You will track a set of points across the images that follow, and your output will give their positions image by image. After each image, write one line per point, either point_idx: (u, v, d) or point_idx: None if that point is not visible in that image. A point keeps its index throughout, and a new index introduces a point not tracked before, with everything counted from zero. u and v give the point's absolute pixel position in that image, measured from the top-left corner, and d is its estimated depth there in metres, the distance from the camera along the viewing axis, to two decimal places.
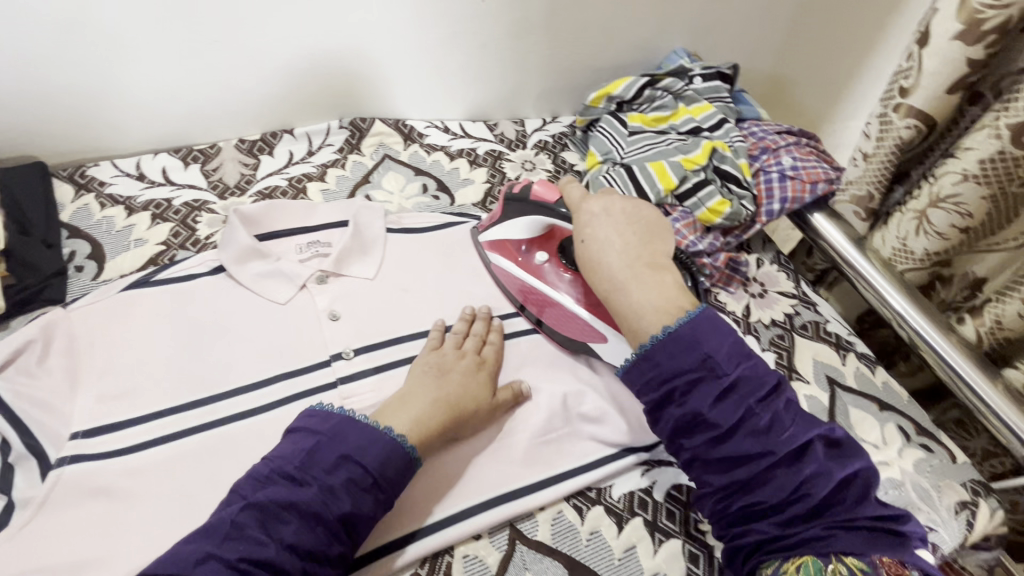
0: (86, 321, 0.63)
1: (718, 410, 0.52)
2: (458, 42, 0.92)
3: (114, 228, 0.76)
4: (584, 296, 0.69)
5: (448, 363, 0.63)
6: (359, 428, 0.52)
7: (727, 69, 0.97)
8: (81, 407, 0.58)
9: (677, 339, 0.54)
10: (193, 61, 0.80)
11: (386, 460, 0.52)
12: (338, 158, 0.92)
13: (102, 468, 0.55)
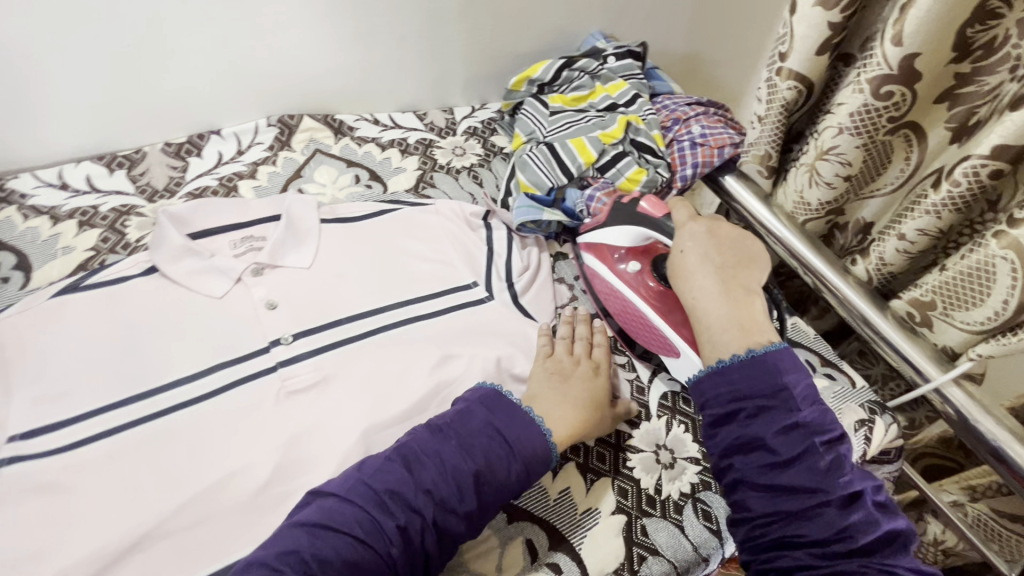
0: (18, 329, 0.64)
1: (782, 440, 0.50)
2: (378, 36, 0.94)
3: (39, 238, 0.76)
4: (672, 310, 0.70)
5: (567, 368, 0.67)
6: (521, 417, 0.59)
7: (638, 47, 1.02)
8: (16, 411, 0.58)
9: (761, 363, 0.53)
10: (107, 67, 0.80)
11: (523, 445, 0.57)
12: (269, 155, 0.93)
13: (43, 466, 0.56)
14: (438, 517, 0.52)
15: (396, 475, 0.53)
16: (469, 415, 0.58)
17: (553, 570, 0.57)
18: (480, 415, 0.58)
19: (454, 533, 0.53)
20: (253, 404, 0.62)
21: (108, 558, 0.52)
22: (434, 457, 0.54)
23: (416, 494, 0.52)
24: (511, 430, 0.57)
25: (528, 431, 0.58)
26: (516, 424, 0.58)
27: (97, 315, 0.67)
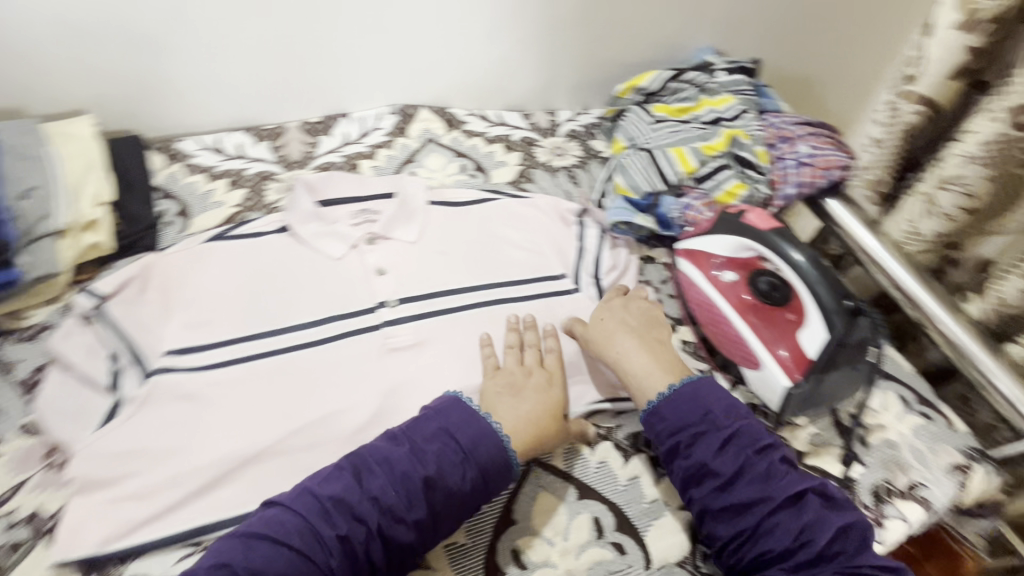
0: (170, 262, 0.73)
1: (721, 460, 0.57)
2: (500, 37, 1.01)
3: (198, 191, 0.88)
4: (763, 326, 0.70)
5: (519, 380, 0.65)
6: (474, 421, 0.59)
7: (749, 64, 1.04)
8: (171, 331, 0.68)
9: (690, 393, 0.61)
10: (268, 52, 0.91)
11: (475, 450, 0.57)
12: (388, 140, 1.02)
13: (187, 379, 0.64)
14: (385, 526, 0.53)
15: (343, 483, 0.54)
16: (418, 423, 0.59)
17: (617, 550, 0.59)
18: (434, 420, 0.59)
19: (402, 541, 0.53)
20: (360, 356, 0.69)
21: (232, 466, 0.60)
22: (381, 463, 0.55)
23: (359, 500, 0.53)
24: (463, 435, 0.57)
25: (474, 439, 0.58)
26: (464, 432, 0.58)
27: (238, 261, 0.76)
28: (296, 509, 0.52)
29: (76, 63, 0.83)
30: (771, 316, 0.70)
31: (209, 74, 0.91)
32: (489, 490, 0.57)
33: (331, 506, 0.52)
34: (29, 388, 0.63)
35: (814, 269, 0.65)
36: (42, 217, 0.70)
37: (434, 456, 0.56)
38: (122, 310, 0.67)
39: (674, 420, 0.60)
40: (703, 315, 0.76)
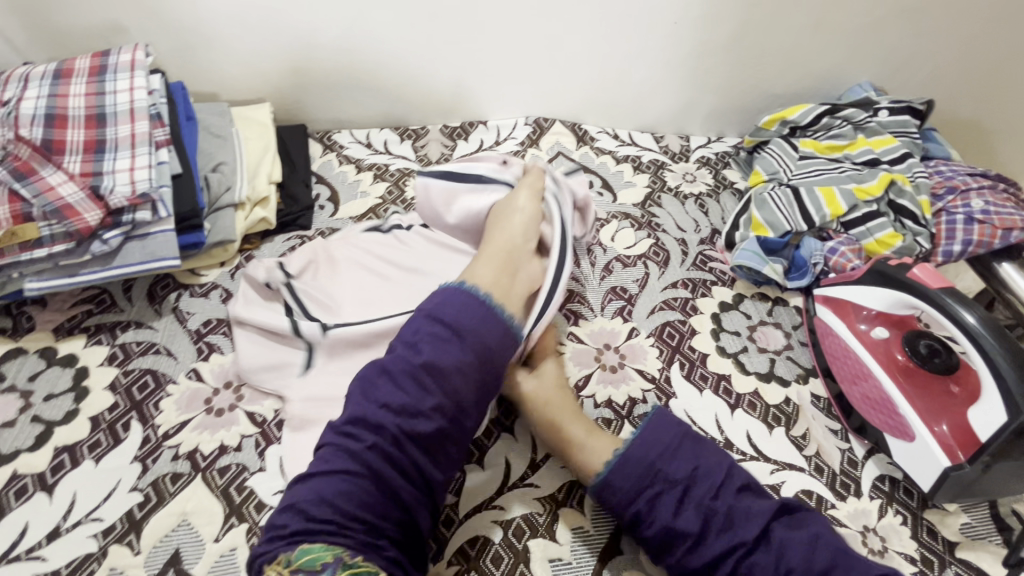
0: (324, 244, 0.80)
1: (684, 515, 0.53)
2: (645, 58, 1.01)
3: (348, 180, 0.95)
4: (918, 395, 0.64)
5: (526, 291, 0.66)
6: (477, 310, 0.57)
7: (920, 104, 0.93)
8: (340, 307, 0.68)
9: (634, 456, 0.56)
10: (428, 57, 0.97)
11: (461, 322, 0.55)
12: (520, 149, 1.05)
13: None
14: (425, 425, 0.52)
15: (402, 393, 0.51)
16: (416, 325, 0.56)
17: None
18: (431, 308, 0.57)
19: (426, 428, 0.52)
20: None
21: None
22: (381, 372, 0.53)
23: (376, 412, 0.51)
24: (462, 319, 0.55)
25: (478, 320, 0.56)
26: (468, 316, 0.56)
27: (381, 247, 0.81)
28: (363, 447, 0.50)
29: (266, 56, 0.93)
30: (927, 385, 0.64)
31: (371, 74, 0.98)
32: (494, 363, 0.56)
33: (401, 435, 0.51)
34: (198, 339, 0.71)
35: (993, 337, 0.58)
36: (227, 189, 0.79)
37: (435, 346, 0.54)
38: (303, 288, 0.70)
39: (625, 491, 0.55)
40: (841, 370, 0.70)
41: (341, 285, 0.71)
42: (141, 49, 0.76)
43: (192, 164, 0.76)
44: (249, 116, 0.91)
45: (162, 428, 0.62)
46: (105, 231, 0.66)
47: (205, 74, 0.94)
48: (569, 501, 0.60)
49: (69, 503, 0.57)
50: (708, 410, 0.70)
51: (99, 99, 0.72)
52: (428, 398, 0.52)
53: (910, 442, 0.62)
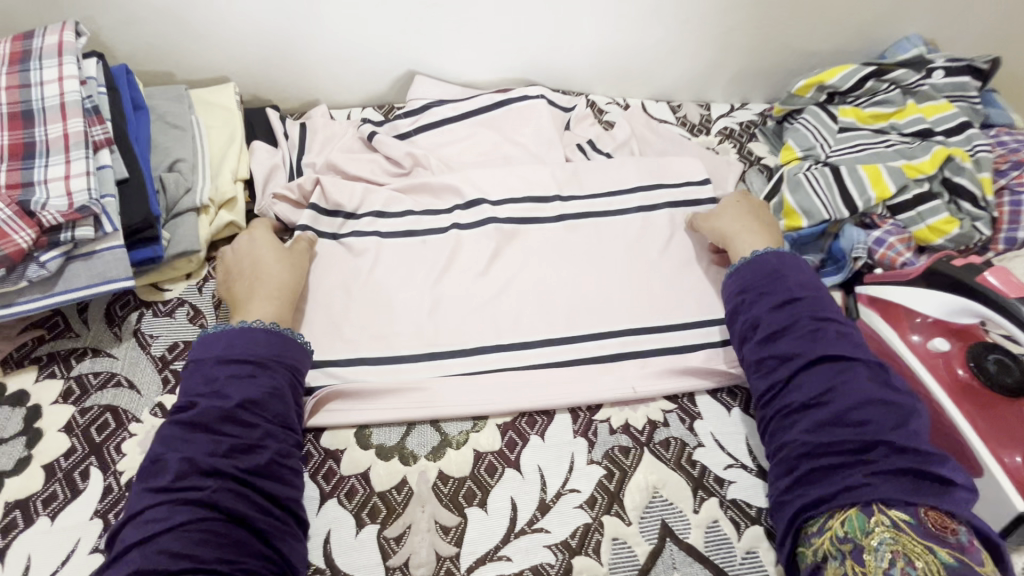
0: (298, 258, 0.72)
1: (775, 316, 0.59)
2: (659, 15, 0.88)
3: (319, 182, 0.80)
4: (979, 415, 0.55)
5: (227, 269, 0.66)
6: (270, 343, 0.56)
7: (983, 62, 0.81)
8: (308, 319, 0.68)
9: (765, 263, 0.63)
10: (408, 23, 0.85)
11: (225, 350, 0.54)
12: (519, 125, 0.89)
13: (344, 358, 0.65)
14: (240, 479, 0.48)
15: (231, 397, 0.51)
16: (205, 371, 0.53)
17: None
18: (202, 360, 0.54)
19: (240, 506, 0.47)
20: (490, 385, 0.63)
21: (347, 481, 0.57)
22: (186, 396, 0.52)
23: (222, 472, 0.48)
24: (284, 352, 0.56)
25: (253, 344, 0.55)
26: (264, 349, 0.55)
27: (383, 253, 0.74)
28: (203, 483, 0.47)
29: (223, 30, 0.81)
30: (995, 406, 0.56)
31: (342, 45, 0.86)
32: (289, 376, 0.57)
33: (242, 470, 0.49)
34: (163, 367, 0.63)
35: None
36: (187, 190, 0.69)
37: (228, 387, 0.52)
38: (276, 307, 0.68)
39: (754, 279, 0.63)
40: None
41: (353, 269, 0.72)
42: (71, 28, 0.65)
43: (142, 165, 0.67)
44: (211, 100, 0.81)
45: (125, 475, 0.56)
46: (41, 253, 0.57)
47: (159, 52, 0.82)
48: (584, 547, 0.54)
49: (24, 567, 0.51)
50: (739, 432, 0.61)
51: (24, 92, 0.62)
52: (250, 431, 0.51)
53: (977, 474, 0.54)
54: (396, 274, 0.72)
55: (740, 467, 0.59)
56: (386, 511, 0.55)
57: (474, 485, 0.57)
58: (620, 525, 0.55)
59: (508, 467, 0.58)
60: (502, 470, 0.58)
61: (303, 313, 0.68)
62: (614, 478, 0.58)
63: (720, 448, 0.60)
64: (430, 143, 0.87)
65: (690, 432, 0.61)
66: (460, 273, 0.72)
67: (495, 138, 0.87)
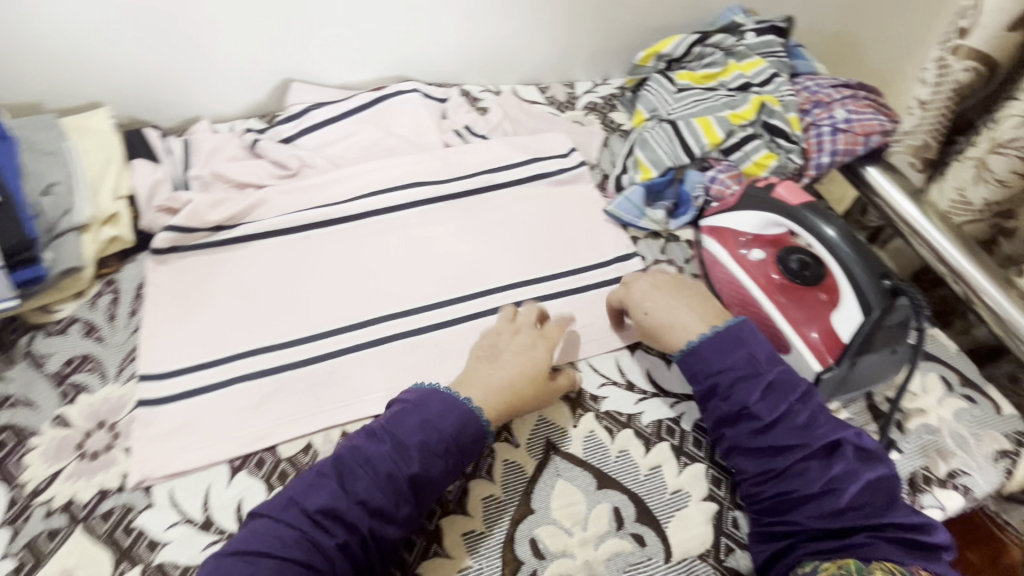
0: (189, 268, 0.76)
1: (762, 405, 0.57)
2: (513, 7, 0.97)
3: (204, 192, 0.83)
4: (791, 306, 0.67)
5: (500, 341, 0.64)
6: (432, 409, 0.56)
7: (781, 22, 0.95)
8: (206, 316, 0.71)
9: (728, 335, 0.61)
10: (275, 33, 0.89)
11: (462, 437, 0.56)
12: (398, 119, 0.95)
13: (242, 349, 0.68)
14: (374, 528, 0.51)
15: (373, 449, 0.54)
16: (378, 454, 0.53)
17: (637, 541, 0.57)
18: (377, 442, 0.54)
19: (388, 539, 0.51)
20: (386, 351, 0.69)
21: (255, 454, 0.61)
22: (366, 465, 0.52)
23: (351, 506, 0.51)
24: (462, 437, 0.56)
25: (458, 427, 0.56)
26: (443, 426, 0.55)
27: (274, 253, 0.78)
28: (332, 543, 0.49)
29: (88, 58, 0.83)
30: (801, 297, 0.67)
31: (214, 58, 0.89)
32: (465, 457, 0.56)
33: (368, 536, 0.51)
34: (60, 381, 0.65)
35: (845, 244, 0.64)
36: (65, 212, 0.71)
37: (358, 477, 0.52)
38: (174, 313, 0.71)
39: (715, 361, 0.59)
40: (726, 294, 0.73)
41: (250, 269, 0.76)
42: None
43: (13, 190, 0.68)
44: (84, 125, 0.82)
45: (30, 485, 0.57)
46: None
47: (20, 82, 0.83)
48: (478, 473, 0.60)
49: None
50: (609, 356, 0.71)
51: None
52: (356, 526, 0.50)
53: (788, 352, 0.67)
54: (293, 266, 0.77)
55: (611, 384, 0.68)
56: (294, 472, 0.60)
57: None
58: (509, 450, 0.62)
59: None
60: None
61: (198, 312, 0.71)
62: None
63: (595, 372, 0.69)
64: (314, 144, 0.92)
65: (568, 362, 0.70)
66: (352, 260, 0.78)
67: (376, 133, 0.94)
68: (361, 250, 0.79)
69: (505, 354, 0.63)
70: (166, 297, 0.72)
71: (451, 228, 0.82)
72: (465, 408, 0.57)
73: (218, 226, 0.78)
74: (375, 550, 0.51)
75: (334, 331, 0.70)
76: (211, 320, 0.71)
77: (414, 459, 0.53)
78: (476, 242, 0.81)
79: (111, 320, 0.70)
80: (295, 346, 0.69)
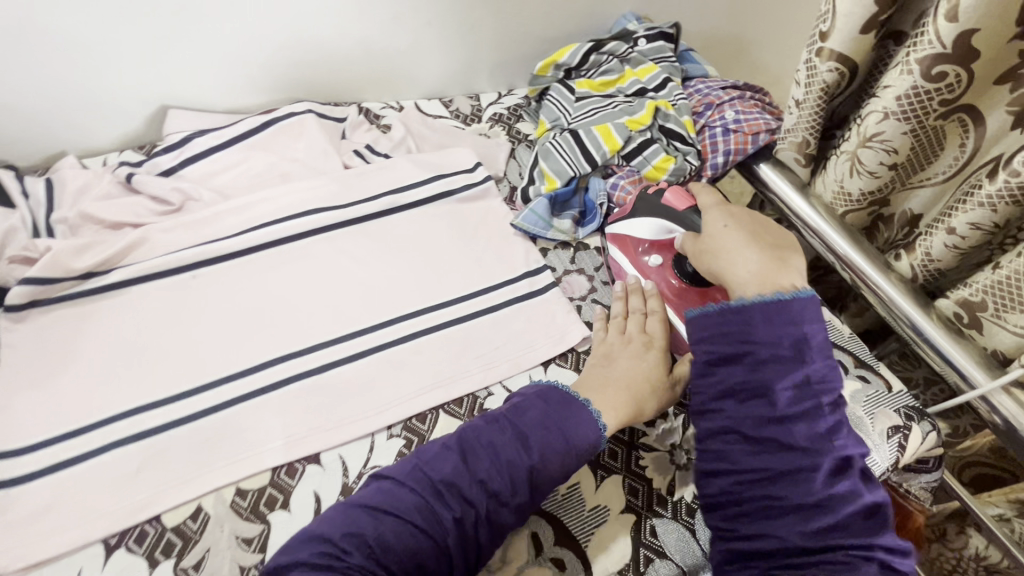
0: (53, 325, 0.68)
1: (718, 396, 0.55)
2: (406, 21, 0.95)
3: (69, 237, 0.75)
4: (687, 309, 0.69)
5: (613, 349, 0.67)
6: (551, 427, 0.54)
7: (669, 28, 0.98)
8: (73, 378, 0.64)
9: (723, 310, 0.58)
10: (143, 58, 0.82)
11: (577, 444, 0.55)
12: (293, 143, 0.91)
13: (118, 410, 0.62)
14: (492, 511, 0.50)
15: (452, 464, 0.51)
16: (498, 442, 0.53)
17: (556, 566, 0.56)
18: (487, 441, 0.53)
19: (505, 524, 0.51)
20: (286, 395, 0.64)
21: (136, 527, 0.55)
22: (488, 449, 0.52)
23: (471, 484, 0.50)
24: (555, 438, 0.54)
25: (569, 419, 0.55)
26: (554, 433, 0.54)
27: (155, 298, 0.72)
28: (451, 520, 0.49)
29: None
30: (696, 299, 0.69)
31: (74, 88, 0.82)
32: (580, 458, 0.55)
33: (484, 516, 0.50)
34: None
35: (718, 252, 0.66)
36: None
37: (482, 464, 0.51)
38: (34, 381, 0.63)
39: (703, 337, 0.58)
40: None
41: (126, 319, 0.69)
42: None
43: None
44: None
45: None
46: None
47: None
48: None
49: None
50: (524, 374, 0.71)
51: None
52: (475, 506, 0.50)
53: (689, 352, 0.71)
54: (179, 311, 0.71)
55: None
56: (182, 542, 0.54)
57: (275, 491, 0.59)
58: None
59: (309, 464, 0.61)
60: (303, 469, 0.60)
61: (64, 375, 0.64)
62: (412, 444, 0.64)
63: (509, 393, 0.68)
64: (199, 174, 0.86)
65: (482, 385, 0.69)
66: (246, 299, 0.73)
67: (269, 158, 0.88)
68: (256, 287, 0.74)
69: (622, 362, 0.65)
70: (24, 361, 0.64)
71: (353, 255, 0.79)
72: (591, 412, 0.57)
73: (86, 274, 0.71)
74: (488, 534, 0.50)
75: (227, 378, 0.65)
76: (81, 380, 0.64)
77: (512, 458, 0.52)
78: (381, 268, 0.78)
79: None
80: (180, 400, 0.63)
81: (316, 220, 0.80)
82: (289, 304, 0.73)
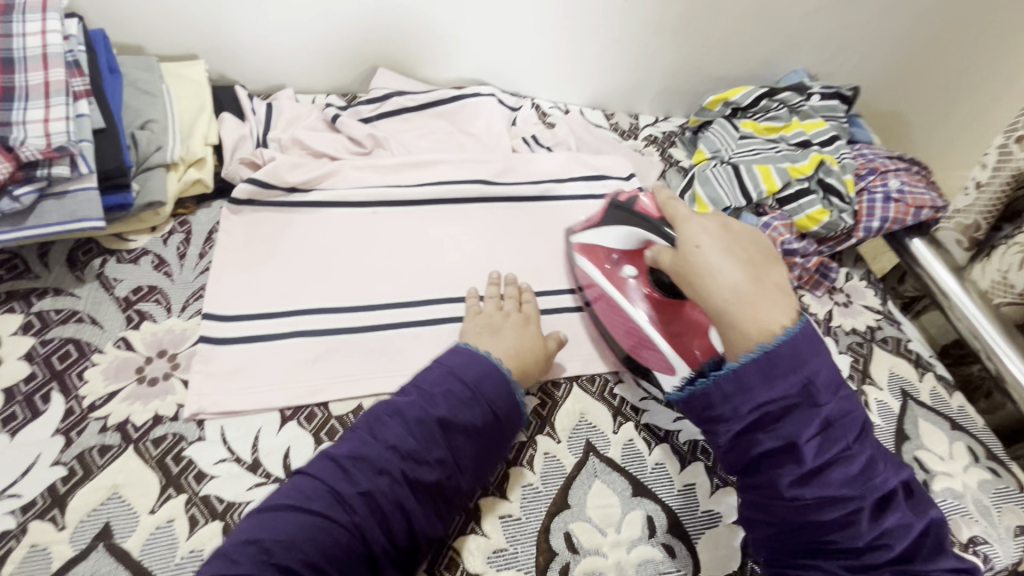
0: (260, 223, 0.78)
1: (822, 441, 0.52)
2: (597, 34, 1.02)
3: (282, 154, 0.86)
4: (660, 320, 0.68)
5: (497, 321, 0.69)
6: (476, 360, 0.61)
7: (848, 90, 1.00)
8: (271, 270, 0.73)
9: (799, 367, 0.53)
10: (373, 20, 0.94)
11: (484, 390, 0.59)
12: (472, 119, 0.99)
13: (303, 306, 0.70)
14: (409, 469, 0.53)
15: (357, 441, 0.54)
16: (410, 412, 0.55)
17: (667, 552, 0.58)
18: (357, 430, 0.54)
19: (427, 481, 0.53)
20: (441, 332, 0.71)
21: (306, 407, 0.62)
22: (396, 414, 0.55)
23: (381, 452, 0.53)
24: (480, 391, 0.58)
25: (481, 377, 0.59)
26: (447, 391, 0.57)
27: (342, 222, 0.81)
28: (355, 491, 0.51)
29: (196, 13, 0.87)
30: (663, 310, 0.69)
31: (311, 34, 0.94)
32: (504, 428, 0.58)
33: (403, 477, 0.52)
34: (127, 307, 0.67)
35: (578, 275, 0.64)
36: (157, 148, 0.74)
37: (391, 430, 0.54)
38: (240, 263, 0.73)
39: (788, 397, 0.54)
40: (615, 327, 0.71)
41: (318, 233, 0.79)
42: None
43: (116, 119, 0.71)
44: (181, 73, 0.86)
45: (88, 399, 0.59)
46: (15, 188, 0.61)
47: (131, 23, 0.87)
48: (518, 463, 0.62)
49: None
50: None
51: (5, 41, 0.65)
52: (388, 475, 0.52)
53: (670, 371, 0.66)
54: (359, 237, 0.79)
55: (652, 398, 0.70)
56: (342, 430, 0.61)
57: None
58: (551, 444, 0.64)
59: None
60: None
61: (263, 265, 0.73)
62: (546, 405, 0.67)
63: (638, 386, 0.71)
64: (390, 129, 0.96)
65: (612, 370, 0.72)
66: (416, 241, 0.81)
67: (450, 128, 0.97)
68: (425, 233, 0.82)
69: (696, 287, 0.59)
70: (235, 245, 0.75)
71: (511, 228, 0.85)
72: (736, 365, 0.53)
73: (293, 188, 0.81)
74: (415, 495, 0.52)
75: (394, 304, 0.72)
76: (277, 273, 0.73)
77: (433, 416, 0.55)
78: (534, 245, 0.84)
79: (182, 259, 0.73)
80: (353, 312, 0.71)
81: (485, 189, 0.87)
82: (451, 255, 0.80)
